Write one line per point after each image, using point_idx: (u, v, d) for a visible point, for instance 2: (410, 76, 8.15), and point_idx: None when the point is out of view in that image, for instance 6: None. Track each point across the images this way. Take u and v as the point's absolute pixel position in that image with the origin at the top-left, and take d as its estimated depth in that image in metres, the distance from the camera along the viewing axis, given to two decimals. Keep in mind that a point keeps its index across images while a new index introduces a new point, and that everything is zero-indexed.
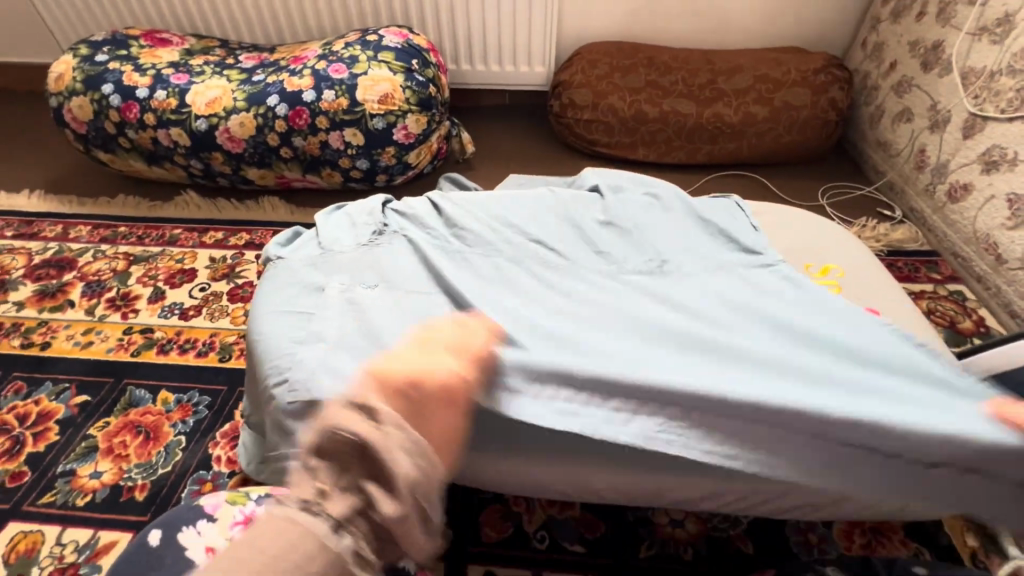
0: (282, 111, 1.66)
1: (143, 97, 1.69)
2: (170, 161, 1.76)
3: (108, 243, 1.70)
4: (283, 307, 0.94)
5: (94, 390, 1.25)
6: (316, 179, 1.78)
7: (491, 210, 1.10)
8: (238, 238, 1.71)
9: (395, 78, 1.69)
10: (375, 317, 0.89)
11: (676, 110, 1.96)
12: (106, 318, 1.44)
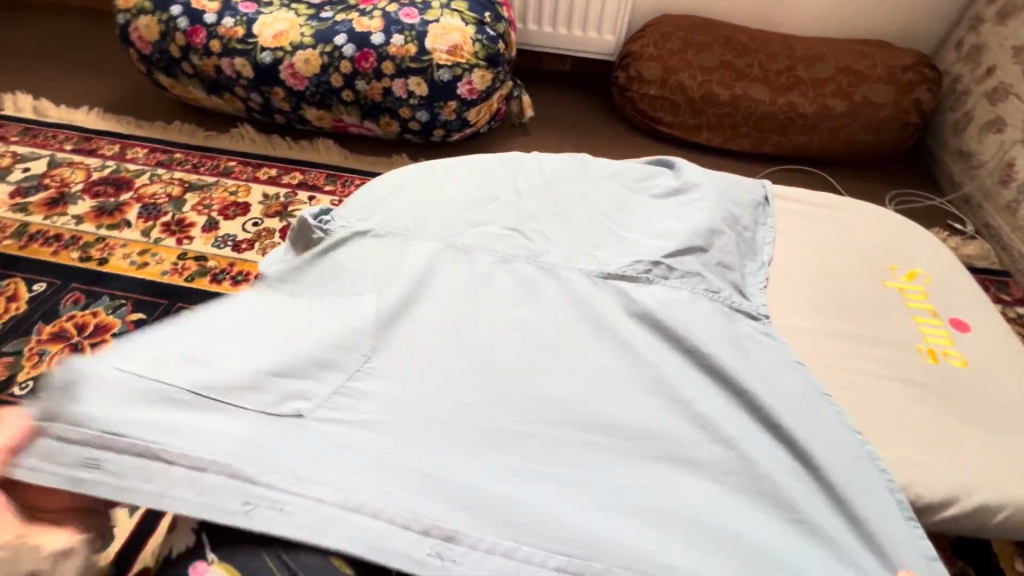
0: (349, 52, 1.62)
1: (211, 24, 1.67)
2: (231, 92, 1.75)
3: (163, 168, 1.71)
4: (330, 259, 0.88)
5: (149, 309, 1.28)
6: (372, 126, 1.75)
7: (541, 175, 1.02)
8: (291, 177, 1.70)
9: (466, 30, 1.65)
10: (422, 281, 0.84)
11: (749, 95, 1.88)
12: (161, 242, 1.46)
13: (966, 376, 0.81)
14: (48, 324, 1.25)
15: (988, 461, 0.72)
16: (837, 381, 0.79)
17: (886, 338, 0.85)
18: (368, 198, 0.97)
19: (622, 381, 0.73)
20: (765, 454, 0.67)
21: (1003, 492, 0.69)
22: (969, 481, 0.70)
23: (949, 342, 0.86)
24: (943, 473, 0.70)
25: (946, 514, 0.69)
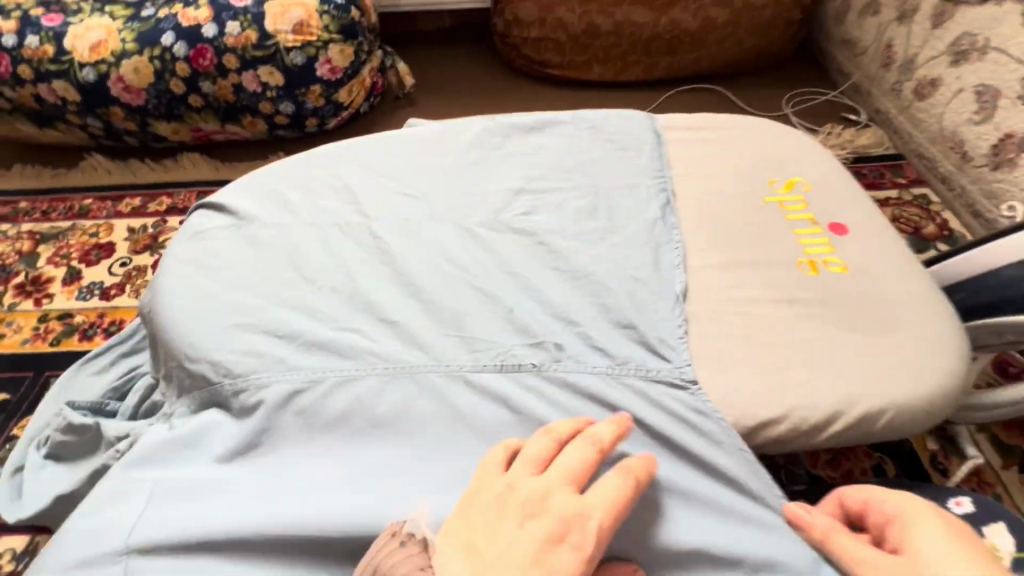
0: (181, 51, 1.44)
1: (13, 46, 1.45)
2: (64, 121, 1.54)
3: (9, 222, 1.51)
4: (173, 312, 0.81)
5: (15, 387, 1.15)
6: (237, 129, 1.58)
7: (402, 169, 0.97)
8: (159, 203, 1.54)
9: (310, 3, 1.49)
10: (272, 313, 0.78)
11: (631, 19, 1.77)
12: (17, 307, 1.30)
13: (847, 280, 0.80)
14: None
15: (870, 364, 0.72)
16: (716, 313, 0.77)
17: (772, 256, 0.83)
18: (198, 239, 0.90)
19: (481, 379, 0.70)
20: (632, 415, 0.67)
21: (876, 396, 0.69)
22: (842, 391, 0.69)
23: (831, 249, 0.84)
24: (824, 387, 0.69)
25: (829, 431, 0.68)
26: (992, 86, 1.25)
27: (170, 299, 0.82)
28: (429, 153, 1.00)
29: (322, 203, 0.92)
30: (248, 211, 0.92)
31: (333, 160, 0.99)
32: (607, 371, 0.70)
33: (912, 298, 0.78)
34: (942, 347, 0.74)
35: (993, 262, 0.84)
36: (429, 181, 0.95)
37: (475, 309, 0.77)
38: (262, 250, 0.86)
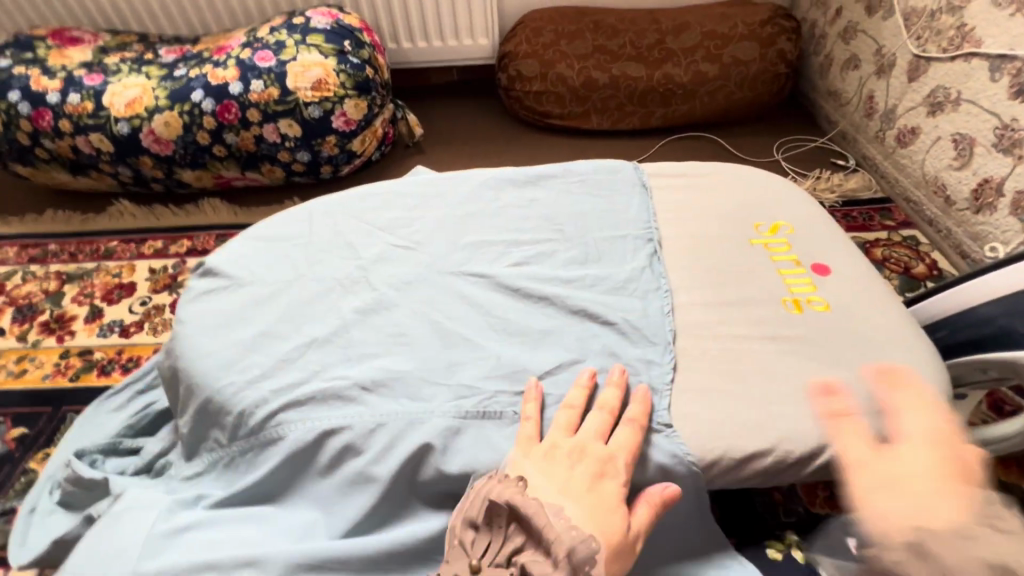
0: (209, 106, 1.56)
1: (56, 103, 1.57)
2: (96, 169, 1.65)
3: (38, 263, 1.60)
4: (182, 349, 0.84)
5: (32, 421, 1.19)
6: (256, 176, 1.69)
7: (409, 215, 1.04)
8: (179, 245, 1.62)
9: (327, 62, 1.61)
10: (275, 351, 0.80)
11: (626, 74, 1.91)
12: (40, 343, 1.36)
13: (829, 319, 0.84)
14: None
15: (846, 400, 0.75)
16: (705, 351, 0.81)
17: (755, 297, 0.87)
18: (199, 285, 0.92)
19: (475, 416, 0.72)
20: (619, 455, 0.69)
21: (860, 429, 0.72)
22: (829, 427, 0.72)
23: (812, 289, 0.89)
24: (811, 421, 0.73)
25: (815, 464, 0.71)
26: (967, 135, 1.33)
27: (179, 337, 0.85)
28: (432, 199, 1.08)
29: (333, 246, 0.98)
30: (248, 256, 0.96)
31: (345, 206, 1.06)
32: (584, 417, 0.72)
33: (892, 337, 0.81)
34: (924, 386, 0.76)
35: (968, 300, 0.89)
36: (434, 226, 1.02)
37: (476, 347, 0.81)
38: (269, 287, 0.90)
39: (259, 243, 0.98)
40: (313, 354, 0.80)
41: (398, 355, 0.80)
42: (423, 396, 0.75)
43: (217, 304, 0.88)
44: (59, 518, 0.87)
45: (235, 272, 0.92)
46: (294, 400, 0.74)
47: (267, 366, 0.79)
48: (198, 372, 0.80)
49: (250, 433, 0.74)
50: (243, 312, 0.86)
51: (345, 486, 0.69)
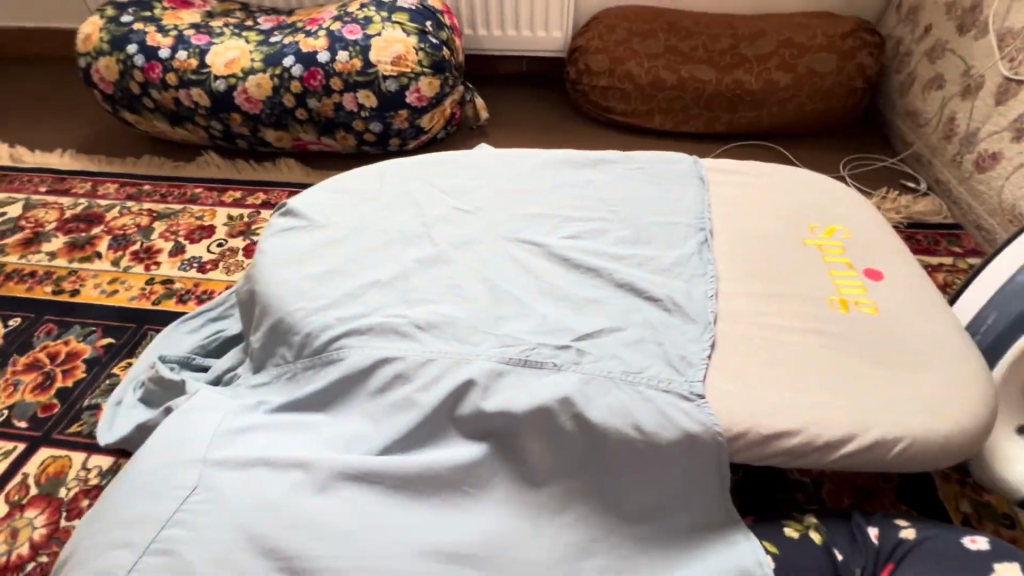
0: (298, 72, 1.68)
1: (166, 58, 1.74)
2: (192, 122, 1.81)
3: (133, 201, 1.77)
4: (261, 276, 0.93)
5: (118, 333, 1.33)
6: (330, 142, 1.80)
7: (473, 180, 1.10)
8: (255, 198, 1.76)
9: (408, 40, 1.70)
10: (341, 287, 0.88)
11: (695, 76, 1.91)
12: (130, 269, 1.52)
13: (876, 321, 0.84)
14: (22, 356, 1.28)
15: (884, 397, 0.75)
16: (745, 335, 0.83)
17: (802, 291, 0.88)
18: (280, 223, 1.01)
19: (515, 367, 0.77)
20: (649, 417, 0.73)
21: (895, 425, 0.73)
22: (862, 419, 0.74)
23: (863, 292, 0.89)
24: (845, 411, 0.74)
25: (843, 452, 0.73)
26: None
27: (259, 266, 0.95)
28: (495, 169, 1.13)
29: (398, 201, 1.05)
30: (325, 202, 1.04)
31: (414, 168, 1.14)
32: (622, 377, 0.76)
33: (942, 345, 0.81)
34: (969, 395, 0.76)
35: None
36: (495, 193, 1.08)
37: (521, 305, 0.87)
38: (340, 232, 0.98)
39: (334, 192, 1.06)
40: (374, 293, 0.87)
41: (452, 302, 0.86)
42: (469, 342, 0.80)
43: (294, 241, 0.97)
44: (141, 410, 0.99)
45: (313, 215, 1.01)
46: (355, 329, 0.82)
47: (333, 298, 0.87)
48: (273, 295, 0.89)
49: (314, 352, 0.82)
50: (315, 250, 0.95)
51: (392, 408, 0.76)
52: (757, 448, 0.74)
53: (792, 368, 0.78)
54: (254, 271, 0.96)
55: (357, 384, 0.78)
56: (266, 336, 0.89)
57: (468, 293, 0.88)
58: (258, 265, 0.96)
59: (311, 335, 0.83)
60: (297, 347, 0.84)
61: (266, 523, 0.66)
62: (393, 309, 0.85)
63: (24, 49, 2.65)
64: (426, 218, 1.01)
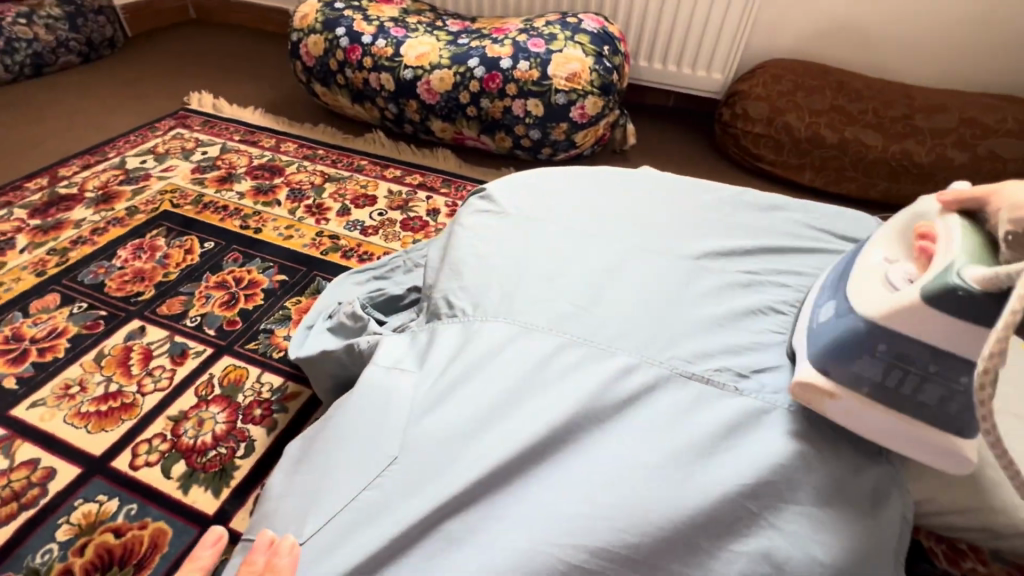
0: (479, 73, 1.83)
1: (367, 43, 1.95)
2: (372, 102, 2.01)
3: (309, 161, 1.98)
4: (454, 249, 1.02)
5: (291, 273, 1.49)
6: (489, 140, 1.93)
7: (653, 196, 1.15)
8: (413, 178, 1.91)
9: (586, 60, 1.80)
10: (529, 272, 0.94)
11: (859, 139, 1.87)
12: (303, 220, 1.70)
13: None
14: (213, 275, 1.47)
15: None
16: None
17: None
18: (475, 205, 1.11)
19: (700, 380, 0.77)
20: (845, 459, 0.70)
21: None
22: None
23: None
24: None
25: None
26: None
27: (453, 240, 1.04)
28: (674, 190, 1.17)
29: (583, 203, 1.11)
30: (514, 193, 1.12)
31: (597, 175, 1.20)
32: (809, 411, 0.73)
33: None
34: None
35: None
36: (677, 212, 1.11)
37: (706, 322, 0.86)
38: (528, 222, 1.05)
39: (522, 186, 1.14)
40: (561, 283, 0.92)
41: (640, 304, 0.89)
42: (652, 346, 0.81)
43: (486, 223, 1.06)
44: (326, 338, 1.07)
45: (502, 204, 1.09)
46: (542, 312, 0.87)
47: (521, 280, 0.92)
48: (465, 266, 0.97)
49: (499, 320, 0.86)
50: (506, 235, 1.02)
51: (569, 381, 0.75)
52: (954, 516, 0.72)
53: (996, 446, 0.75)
54: (447, 245, 1.06)
55: (538, 355, 0.80)
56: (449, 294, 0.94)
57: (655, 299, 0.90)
58: (451, 240, 1.05)
59: (499, 307, 0.88)
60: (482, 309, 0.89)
61: (458, 490, 0.69)
62: (580, 300, 0.89)
63: (230, 20, 3.06)
64: (611, 222, 1.06)
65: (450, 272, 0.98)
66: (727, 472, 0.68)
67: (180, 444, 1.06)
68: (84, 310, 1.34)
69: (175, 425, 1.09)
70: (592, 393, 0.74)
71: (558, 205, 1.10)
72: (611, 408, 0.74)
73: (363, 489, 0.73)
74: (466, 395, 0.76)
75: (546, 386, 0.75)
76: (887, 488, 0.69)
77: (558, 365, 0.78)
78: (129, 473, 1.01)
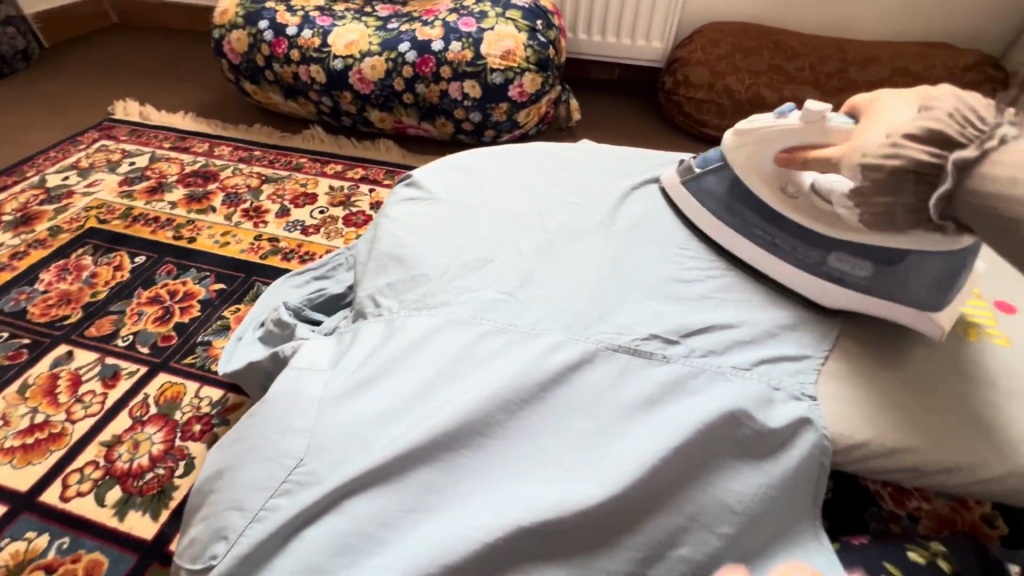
0: (411, 57, 1.77)
1: (292, 35, 1.87)
2: (305, 96, 1.93)
3: (245, 163, 1.90)
4: (381, 239, 0.98)
5: (229, 281, 1.43)
6: (429, 127, 1.88)
7: (586, 168, 1.12)
8: (355, 172, 1.85)
9: (519, 36, 1.76)
10: (454, 257, 0.91)
11: (798, 97, 1.88)
12: (240, 225, 1.63)
13: (1007, 353, 0.79)
14: (146, 290, 1.40)
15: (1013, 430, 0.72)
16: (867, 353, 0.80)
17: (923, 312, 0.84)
18: (402, 192, 1.07)
19: (624, 358, 0.75)
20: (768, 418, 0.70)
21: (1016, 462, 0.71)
22: (985, 449, 0.71)
23: (992, 323, 0.84)
24: (971, 441, 0.71)
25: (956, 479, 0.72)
26: None
27: (380, 229, 1.00)
28: (608, 158, 1.14)
29: (513, 179, 1.07)
30: (443, 177, 1.08)
31: (528, 152, 1.16)
32: (735, 370, 0.74)
33: None
34: None
35: None
36: (610, 181, 1.08)
37: (635, 293, 0.85)
38: (455, 205, 1.01)
39: (450, 169, 1.10)
40: (486, 267, 0.89)
41: (569, 279, 0.87)
42: (576, 324, 0.79)
43: (412, 209, 1.02)
44: (256, 348, 1.05)
45: (430, 188, 1.05)
46: (466, 298, 0.84)
47: (445, 267, 0.89)
48: (391, 256, 0.94)
49: (420, 311, 0.83)
50: (431, 220, 0.99)
51: (490, 370, 0.72)
52: (882, 458, 0.72)
53: (918, 391, 0.75)
54: (374, 235, 1.01)
55: (458, 343, 0.76)
56: (376, 288, 0.90)
57: (584, 271, 0.88)
58: (377, 230, 1.01)
59: (422, 297, 0.85)
60: (404, 305, 0.85)
61: (371, 486, 0.63)
62: (507, 281, 0.86)
63: (155, 21, 2.90)
64: (540, 198, 1.03)
65: (376, 265, 0.94)
66: (649, 440, 0.67)
67: (114, 470, 1.01)
68: (5, 340, 1.26)
69: (108, 451, 1.04)
70: (511, 376, 0.71)
71: (486, 184, 1.06)
72: (533, 391, 0.70)
73: (268, 498, 0.65)
74: (380, 390, 0.72)
75: (464, 376, 0.72)
76: (807, 437, 0.70)
77: (479, 353, 0.75)
78: (60, 505, 0.97)
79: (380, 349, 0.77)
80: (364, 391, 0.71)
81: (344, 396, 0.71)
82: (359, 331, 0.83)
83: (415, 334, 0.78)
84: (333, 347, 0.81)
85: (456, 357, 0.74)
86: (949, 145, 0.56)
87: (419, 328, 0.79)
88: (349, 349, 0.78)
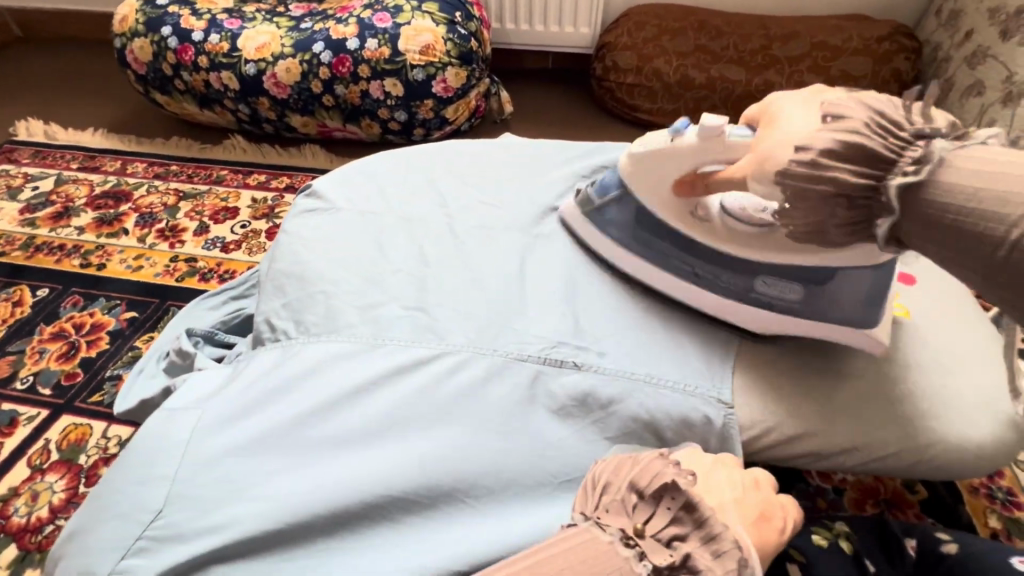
0: (326, 58, 1.70)
1: (199, 40, 1.76)
2: (220, 105, 1.83)
3: (161, 179, 1.79)
4: (281, 254, 0.93)
5: (141, 308, 1.34)
6: (355, 129, 1.81)
7: (499, 164, 1.08)
8: (279, 181, 1.77)
9: (438, 30, 1.70)
10: (356, 272, 0.86)
11: (724, 76, 1.88)
12: (155, 246, 1.54)
13: (906, 325, 0.81)
14: (48, 325, 1.31)
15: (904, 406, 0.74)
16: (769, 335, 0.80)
17: None
18: (304, 203, 1.01)
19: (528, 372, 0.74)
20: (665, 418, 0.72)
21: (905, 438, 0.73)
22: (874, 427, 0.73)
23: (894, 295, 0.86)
24: (864, 420, 0.73)
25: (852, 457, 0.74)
26: None
27: (281, 243, 0.95)
28: (522, 152, 1.10)
29: (421, 182, 1.03)
30: (348, 184, 1.03)
31: (439, 150, 1.11)
32: (644, 378, 0.75)
33: (975, 354, 0.78)
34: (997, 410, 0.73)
35: None
36: (522, 177, 1.05)
37: (541, 297, 0.83)
38: (359, 213, 0.97)
39: (356, 174, 1.05)
40: (389, 279, 0.85)
41: (474, 286, 0.84)
42: (481, 339, 0.78)
43: (314, 221, 0.97)
44: (158, 381, 1.02)
45: (334, 196, 1.00)
46: (368, 316, 0.80)
47: (346, 282, 0.85)
48: (290, 273, 0.89)
49: (323, 337, 0.79)
50: (333, 231, 0.94)
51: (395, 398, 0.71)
52: (778, 443, 0.74)
53: (815, 373, 0.77)
54: (274, 250, 0.96)
55: (360, 372, 0.74)
56: (274, 309, 0.86)
57: (490, 276, 0.86)
58: (278, 245, 0.96)
59: (321, 318, 0.81)
60: (304, 327, 0.81)
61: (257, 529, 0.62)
62: (411, 294, 0.83)
63: (60, 32, 2.70)
64: (448, 199, 0.99)
65: (275, 283, 0.89)
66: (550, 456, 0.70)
67: (9, 526, 0.96)
68: None
69: (4, 505, 0.98)
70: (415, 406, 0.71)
71: (393, 189, 1.01)
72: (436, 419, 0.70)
73: (119, 561, 0.62)
74: (277, 428, 0.69)
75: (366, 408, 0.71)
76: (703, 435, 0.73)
77: (380, 378, 0.73)
78: None
79: (275, 381, 0.73)
80: (262, 430, 0.69)
81: (239, 437, 0.68)
82: (254, 358, 0.79)
83: (314, 363, 0.75)
84: (225, 379, 0.77)
85: (357, 386, 0.72)
86: (876, 161, 0.51)
87: (318, 356, 0.76)
88: (240, 382, 0.74)
